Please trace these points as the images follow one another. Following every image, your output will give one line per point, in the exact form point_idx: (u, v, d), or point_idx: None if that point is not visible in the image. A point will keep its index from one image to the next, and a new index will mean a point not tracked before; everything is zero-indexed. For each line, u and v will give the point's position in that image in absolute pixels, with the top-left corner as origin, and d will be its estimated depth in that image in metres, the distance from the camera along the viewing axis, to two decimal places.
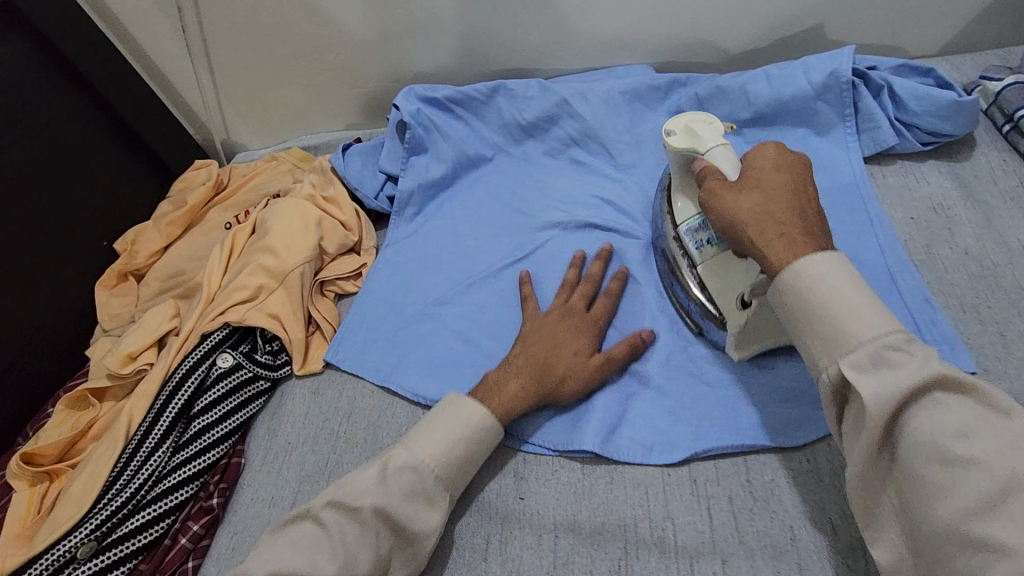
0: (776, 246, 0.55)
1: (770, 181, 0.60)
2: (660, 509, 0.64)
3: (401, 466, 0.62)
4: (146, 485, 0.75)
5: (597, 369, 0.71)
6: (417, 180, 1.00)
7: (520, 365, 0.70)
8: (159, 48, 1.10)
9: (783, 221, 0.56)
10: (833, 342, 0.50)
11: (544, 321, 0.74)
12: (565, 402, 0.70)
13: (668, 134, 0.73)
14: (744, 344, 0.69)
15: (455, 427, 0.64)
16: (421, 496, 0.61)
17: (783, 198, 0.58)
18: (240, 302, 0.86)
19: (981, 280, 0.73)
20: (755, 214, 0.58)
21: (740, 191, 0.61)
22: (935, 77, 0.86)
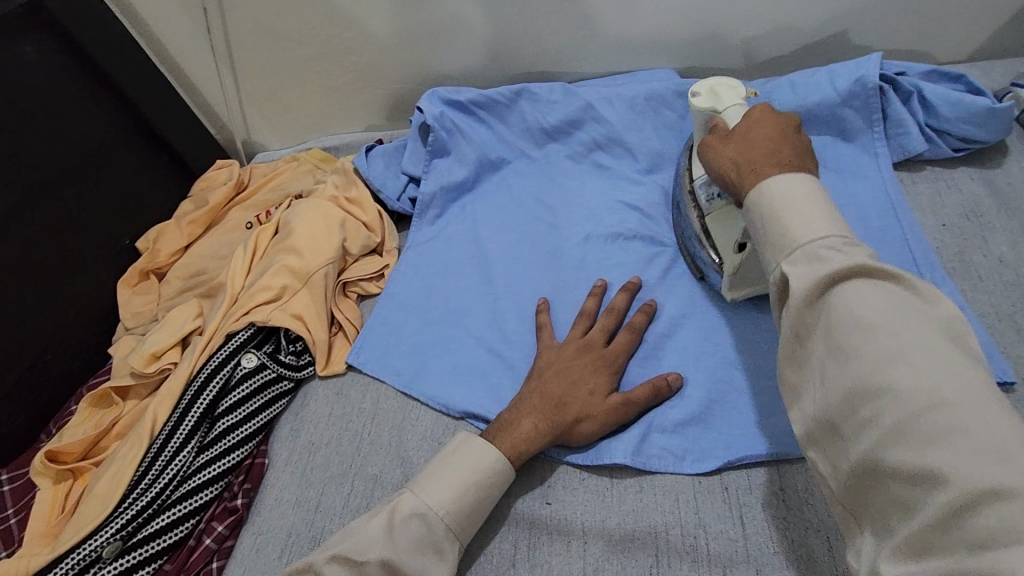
0: (749, 178, 0.56)
1: (753, 128, 0.60)
2: (691, 518, 0.63)
3: (407, 514, 0.61)
4: (170, 485, 0.75)
5: (614, 411, 0.67)
6: (440, 182, 0.99)
7: (534, 404, 0.68)
8: (182, 49, 1.11)
9: (755, 159, 0.57)
10: (784, 250, 0.51)
11: (557, 356, 0.72)
12: (581, 444, 0.68)
13: (691, 95, 0.71)
14: (737, 285, 0.74)
15: (465, 471, 0.63)
16: (423, 546, 0.60)
17: (764, 138, 0.58)
18: (265, 302, 0.86)
19: (1017, 289, 0.70)
20: (733, 158, 0.59)
21: (729, 143, 0.62)
22: (966, 83, 0.84)
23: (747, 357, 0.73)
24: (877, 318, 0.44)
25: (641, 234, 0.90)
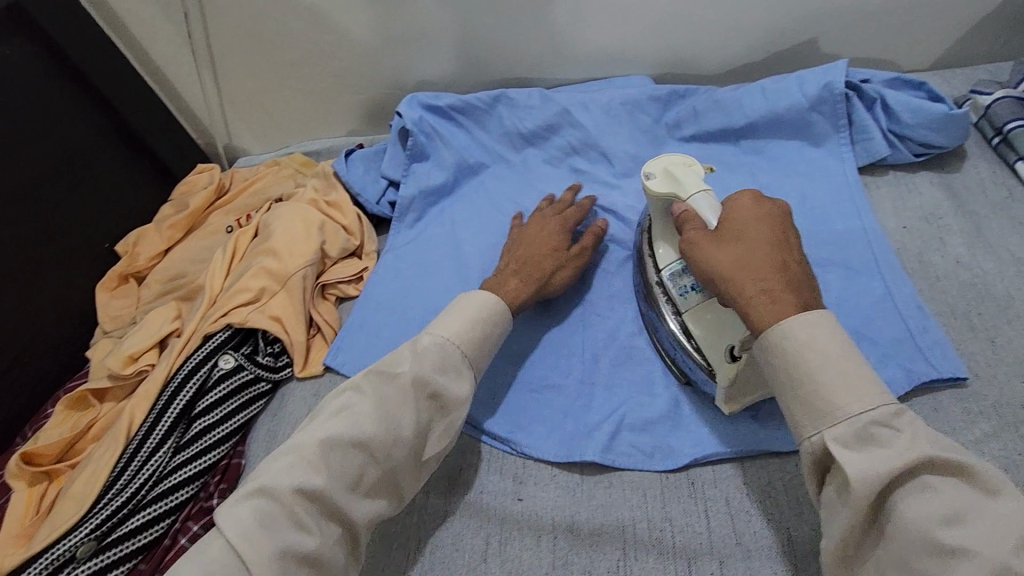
0: (760, 304, 0.54)
1: (752, 233, 0.59)
2: (658, 511, 0.65)
3: (427, 345, 0.67)
4: (146, 485, 0.75)
5: (575, 260, 0.82)
6: (418, 186, 1.01)
7: (511, 268, 0.79)
8: (163, 53, 1.11)
9: (765, 277, 0.55)
10: (819, 412, 0.50)
11: (524, 233, 0.85)
12: (554, 292, 0.80)
13: (646, 177, 0.72)
14: (735, 397, 0.66)
15: (468, 308, 0.71)
16: (447, 368, 0.66)
17: (766, 251, 0.57)
18: (243, 304, 0.87)
19: (972, 288, 0.72)
20: (734, 268, 0.56)
21: (721, 244, 0.59)
22: (927, 91, 0.87)
23: None
24: (940, 495, 0.45)
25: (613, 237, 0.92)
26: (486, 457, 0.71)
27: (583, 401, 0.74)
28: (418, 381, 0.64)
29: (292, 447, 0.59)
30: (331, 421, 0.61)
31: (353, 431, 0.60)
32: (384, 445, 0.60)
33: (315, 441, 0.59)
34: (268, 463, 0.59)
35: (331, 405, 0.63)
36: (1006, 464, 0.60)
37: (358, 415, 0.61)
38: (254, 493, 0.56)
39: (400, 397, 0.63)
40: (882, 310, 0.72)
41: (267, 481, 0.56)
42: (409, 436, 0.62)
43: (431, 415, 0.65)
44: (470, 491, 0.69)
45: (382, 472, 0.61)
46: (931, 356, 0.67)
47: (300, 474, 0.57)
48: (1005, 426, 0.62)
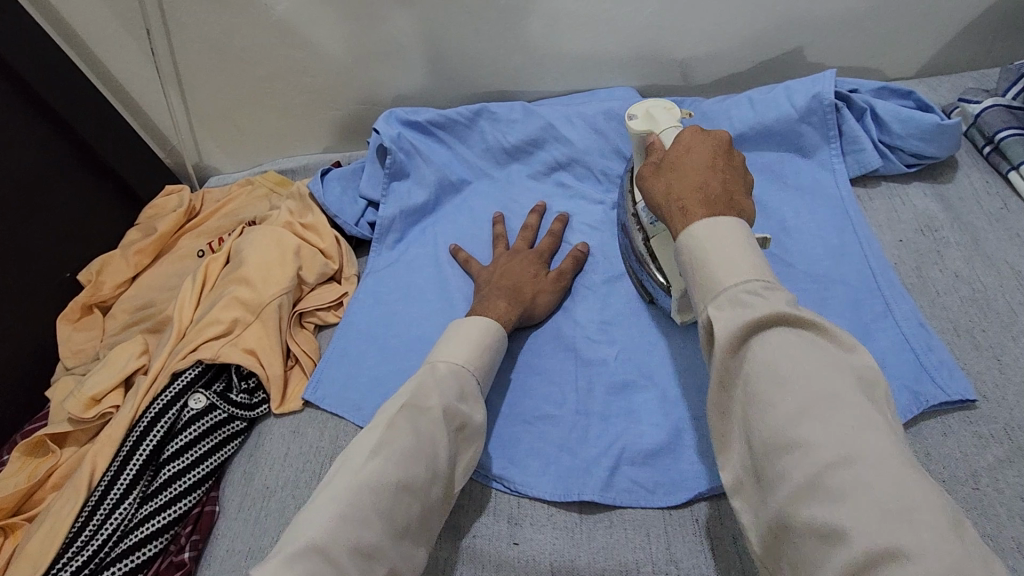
0: (678, 219, 0.54)
1: (688, 159, 0.58)
2: (662, 553, 0.61)
3: (444, 372, 0.64)
4: (110, 541, 0.70)
5: (556, 280, 0.80)
6: (399, 206, 0.97)
7: (498, 291, 0.77)
8: (126, 72, 1.05)
9: (683, 196, 0.55)
10: (710, 291, 0.49)
11: (500, 261, 0.83)
12: (540, 315, 0.78)
13: (628, 118, 0.70)
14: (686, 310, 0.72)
15: (468, 331, 0.69)
16: (467, 395, 0.64)
17: (695, 175, 0.56)
18: (214, 337, 0.82)
19: (973, 304, 0.70)
20: (670, 189, 0.57)
21: (660, 174, 0.59)
22: (916, 100, 0.85)
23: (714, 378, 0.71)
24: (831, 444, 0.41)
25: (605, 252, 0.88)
26: (479, 496, 0.67)
27: (578, 433, 0.70)
28: (450, 412, 0.61)
29: (333, 496, 0.53)
30: (372, 463, 0.55)
31: (398, 472, 0.56)
32: (426, 484, 0.58)
33: (360, 486, 0.54)
34: (307, 517, 0.52)
35: (364, 444, 0.58)
36: (1021, 492, 0.57)
37: (400, 451, 0.56)
38: (305, 552, 0.49)
39: (436, 431, 0.59)
40: (883, 328, 0.70)
41: (317, 537, 0.50)
42: (446, 469, 0.60)
43: (458, 445, 0.63)
44: (461, 535, 0.64)
45: (424, 512, 0.58)
46: (937, 377, 0.64)
47: (352, 529, 0.52)
48: (1016, 450, 0.60)
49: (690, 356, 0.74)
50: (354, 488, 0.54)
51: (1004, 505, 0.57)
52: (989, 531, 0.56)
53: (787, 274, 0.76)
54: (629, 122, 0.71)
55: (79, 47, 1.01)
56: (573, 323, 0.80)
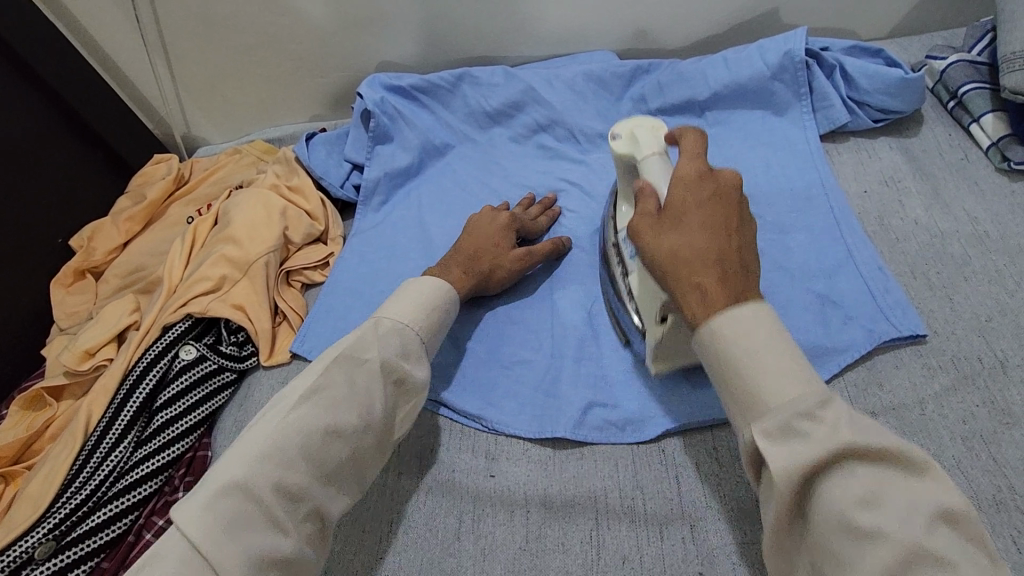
0: (691, 300, 0.50)
1: (692, 212, 0.54)
2: (629, 480, 0.65)
3: (387, 329, 0.65)
4: (106, 482, 0.73)
5: (516, 259, 0.79)
6: (383, 169, 0.99)
7: (455, 258, 0.77)
8: (112, 39, 1.06)
9: (694, 272, 0.51)
10: (751, 404, 0.46)
11: (475, 218, 0.82)
12: (499, 284, 0.79)
13: (612, 138, 0.69)
14: (667, 357, 0.66)
15: (419, 292, 0.69)
16: (409, 353, 0.65)
17: (701, 238, 0.52)
18: (203, 293, 0.84)
19: (930, 248, 0.73)
20: (673, 253, 0.52)
21: (662, 229, 0.54)
22: (885, 57, 0.87)
23: None
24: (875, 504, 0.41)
25: (579, 209, 0.91)
26: (458, 435, 0.71)
27: (553, 376, 0.73)
28: (389, 365, 0.63)
29: (260, 437, 0.56)
30: (302, 410, 0.58)
31: (327, 418, 0.58)
32: (359, 433, 0.60)
33: (286, 431, 0.56)
34: (234, 455, 0.55)
35: (297, 390, 0.60)
36: (964, 416, 0.61)
37: (328, 401, 0.59)
38: (228, 490, 0.53)
39: (372, 384, 0.62)
40: (844, 273, 0.73)
41: (241, 477, 0.53)
42: (380, 419, 0.62)
43: (397, 398, 0.65)
44: (440, 470, 0.68)
45: (355, 458, 0.60)
46: (892, 315, 0.68)
47: (276, 471, 0.54)
48: (962, 379, 0.63)
49: None
50: (277, 434, 0.56)
51: (948, 428, 0.60)
52: (933, 450, 0.59)
53: (754, 225, 0.79)
54: (613, 140, 0.70)
55: (66, 15, 1.02)
56: (552, 278, 0.82)
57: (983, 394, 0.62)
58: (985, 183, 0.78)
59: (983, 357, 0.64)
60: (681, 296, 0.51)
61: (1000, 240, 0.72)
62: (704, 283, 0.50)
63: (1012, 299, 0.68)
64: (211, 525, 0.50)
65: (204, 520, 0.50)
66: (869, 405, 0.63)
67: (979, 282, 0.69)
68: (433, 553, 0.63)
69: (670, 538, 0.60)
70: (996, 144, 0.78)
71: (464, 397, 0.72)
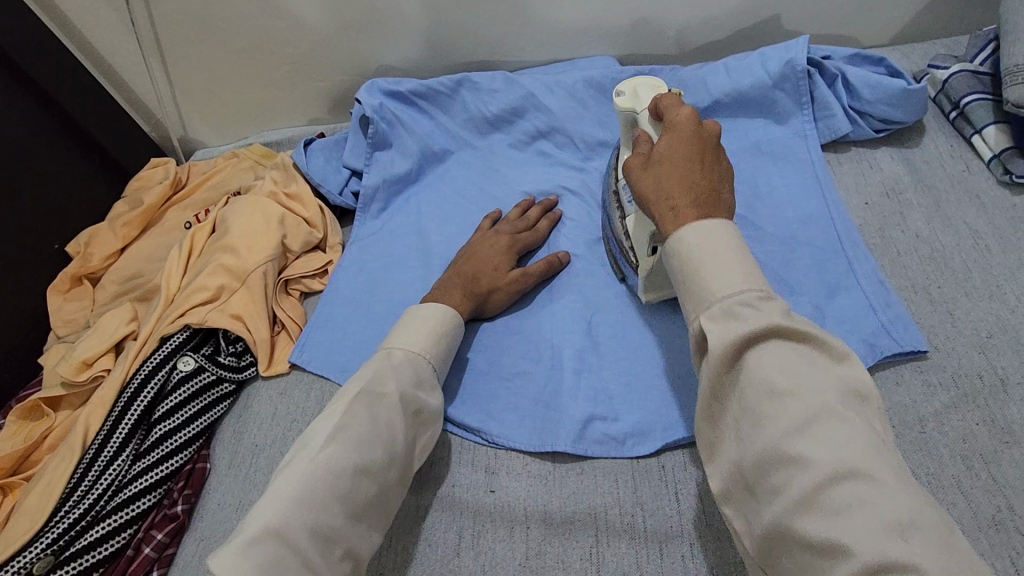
0: (665, 219, 0.54)
1: (680, 139, 0.56)
2: (629, 496, 0.65)
3: (401, 360, 0.67)
4: (104, 496, 0.73)
5: (516, 282, 0.79)
6: (382, 175, 0.98)
7: (455, 283, 0.77)
8: (108, 43, 1.05)
9: (672, 193, 0.54)
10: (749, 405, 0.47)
11: (475, 242, 0.83)
12: (501, 304, 0.79)
13: (616, 93, 0.72)
14: (656, 287, 0.74)
15: (425, 317, 0.71)
16: (424, 383, 0.67)
17: (682, 173, 0.55)
18: (201, 303, 0.84)
19: (931, 262, 0.73)
20: (657, 181, 0.55)
21: (648, 167, 0.57)
22: (886, 66, 0.87)
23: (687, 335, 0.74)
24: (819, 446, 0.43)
25: (580, 217, 0.90)
26: (458, 449, 0.71)
27: (554, 389, 0.73)
28: (407, 398, 0.65)
29: (291, 478, 0.56)
30: (329, 448, 0.58)
31: (357, 455, 0.59)
32: (384, 467, 0.61)
33: (317, 471, 0.56)
34: (267, 499, 0.55)
35: (321, 428, 0.60)
36: (964, 434, 0.61)
37: (358, 437, 0.60)
38: (262, 536, 0.52)
39: (393, 416, 0.63)
40: (845, 286, 0.73)
41: (275, 523, 0.53)
42: (404, 452, 0.63)
43: (416, 429, 0.66)
44: (440, 484, 0.68)
45: (382, 492, 0.61)
46: (892, 330, 0.68)
47: (311, 513, 0.54)
48: (962, 396, 0.63)
49: (662, 315, 0.77)
50: (310, 472, 0.56)
51: (948, 446, 0.60)
52: (933, 469, 0.59)
53: (754, 237, 0.79)
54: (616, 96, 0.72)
55: (61, 19, 1.01)
56: (553, 288, 0.82)
57: (983, 412, 0.62)
58: (986, 196, 0.78)
59: (983, 375, 0.64)
60: (658, 218, 0.54)
61: (1002, 255, 0.72)
62: (679, 207, 0.53)
63: (1012, 315, 0.67)
64: (249, 573, 0.49)
65: (242, 567, 0.49)
66: None
67: (979, 297, 0.69)
68: (432, 569, 0.63)
69: (670, 556, 0.61)
70: (998, 156, 0.78)
71: (464, 410, 0.72)
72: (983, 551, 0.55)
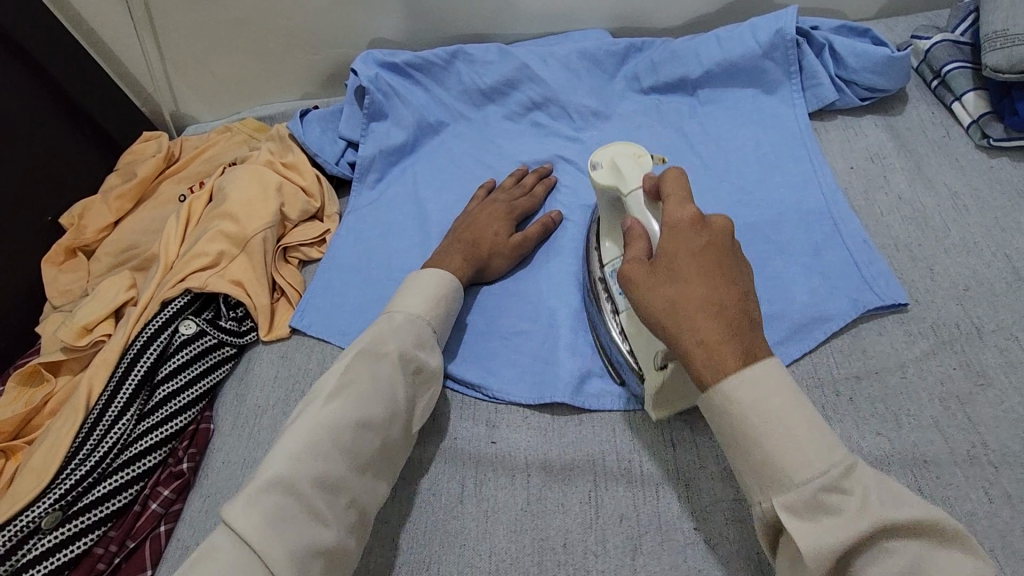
0: (694, 356, 0.49)
1: (694, 254, 0.53)
2: (627, 444, 0.67)
3: (402, 322, 0.68)
4: (111, 453, 0.74)
5: (515, 247, 0.81)
6: (378, 146, 0.99)
7: (455, 248, 0.79)
8: (99, 13, 1.05)
9: (696, 325, 0.50)
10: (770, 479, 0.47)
11: (473, 210, 0.85)
12: (498, 269, 0.81)
13: (593, 168, 0.69)
14: (663, 403, 0.65)
15: (428, 282, 0.72)
16: (424, 343, 0.68)
17: (699, 298, 0.50)
18: (201, 269, 0.85)
19: (913, 221, 0.76)
20: (676, 308, 0.51)
21: (657, 282, 0.53)
22: (871, 36, 0.90)
23: None
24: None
25: (573, 185, 0.92)
26: (459, 404, 0.73)
27: (550, 347, 0.75)
28: (406, 356, 0.66)
29: (295, 434, 0.58)
30: (332, 404, 0.60)
31: (357, 411, 0.60)
32: (387, 422, 0.62)
33: (321, 426, 0.58)
34: (274, 453, 0.57)
35: (325, 386, 0.62)
36: (942, 378, 0.64)
37: (359, 393, 0.61)
38: (269, 486, 0.54)
39: (394, 374, 0.64)
40: (831, 246, 0.75)
41: (281, 473, 0.55)
42: (405, 408, 0.64)
43: (417, 388, 0.67)
44: (443, 437, 0.70)
45: (386, 447, 0.62)
46: (875, 285, 0.71)
47: (314, 463, 0.57)
48: (941, 344, 0.66)
49: None
50: (313, 428, 0.58)
51: (927, 390, 0.64)
52: (913, 411, 0.63)
53: (743, 202, 0.81)
54: (593, 169, 0.70)
55: None
56: (548, 253, 0.84)
57: (959, 358, 0.65)
58: (965, 159, 0.81)
59: (961, 324, 0.67)
60: (686, 356, 0.50)
61: (979, 214, 0.75)
62: (707, 338, 0.49)
63: (988, 270, 0.71)
64: (255, 519, 0.52)
65: (251, 515, 0.53)
66: (854, 369, 0.66)
67: (958, 253, 0.73)
68: (438, 517, 0.65)
69: (666, 497, 0.63)
70: (976, 121, 0.81)
71: (465, 368, 0.74)
72: (959, 484, 0.58)
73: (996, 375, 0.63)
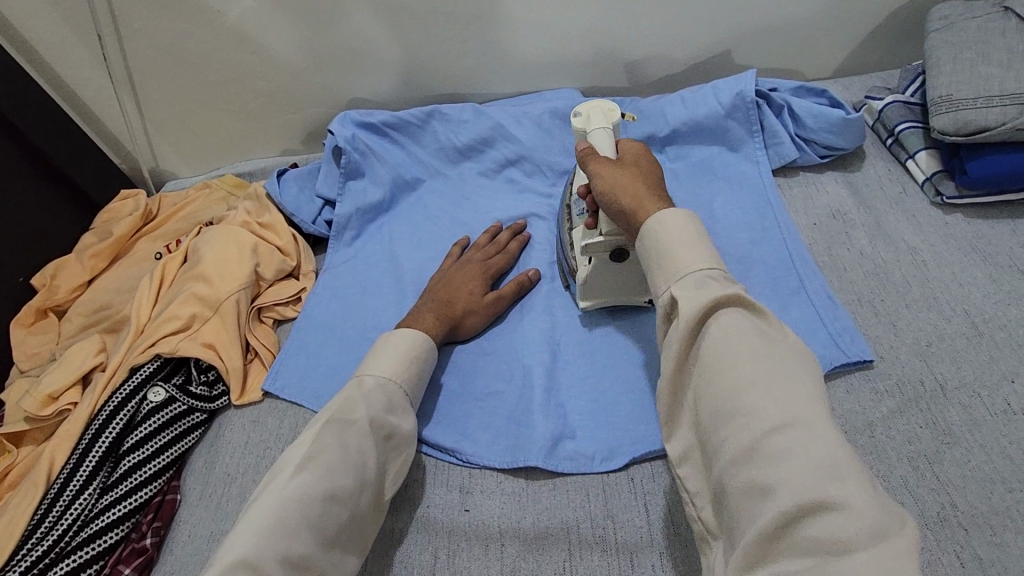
0: (647, 205, 0.61)
1: (642, 163, 0.68)
2: (601, 510, 0.66)
3: (371, 387, 0.67)
4: (71, 529, 0.72)
5: (490, 304, 0.81)
6: (355, 205, 1.00)
7: (429, 307, 0.79)
8: (79, 78, 1.06)
9: (649, 189, 0.63)
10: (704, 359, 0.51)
11: (448, 270, 0.85)
12: (472, 327, 0.81)
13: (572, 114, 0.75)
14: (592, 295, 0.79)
15: (399, 344, 0.72)
16: (395, 408, 0.68)
17: (652, 178, 0.65)
18: (172, 332, 0.84)
19: (875, 278, 0.78)
20: (621, 183, 0.64)
21: (619, 165, 0.67)
22: (827, 97, 0.93)
23: (652, 349, 0.77)
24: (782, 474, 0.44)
25: (545, 242, 0.93)
26: (433, 470, 0.72)
27: (525, 407, 0.75)
28: (377, 423, 0.65)
29: (257, 513, 0.56)
30: (298, 479, 0.58)
31: (323, 484, 0.59)
32: (354, 494, 0.61)
33: (282, 502, 0.57)
34: (236, 534, 0.55)
35: (292, 458, 0.61)
36: (910, 437, 0.65)
37: (326, 464, 0.60)
38: (233, 568, 0.52)
39: (365, 443, 0.63)
40: (797, 302, 0.77)
41: (243, 554, 0.53)
42: (373, 477, 0.63)
43: (388, 454, 0.66)
44: (415, 507, 0.69)
45: (353, 520, 0.61)
46: (841, 342, 0.72)
47: (275, 543, 0.54)
48: (906, 402, 0.67)
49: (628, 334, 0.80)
50: (277, 504, 0.56)
51: (895, 450, 0.64)
52: (882, 471, 0.63)
53: None
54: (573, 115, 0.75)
55: (32, 55, 1.02)
56: (522, 311, 0.84)
57: (925, 417, 0.66)
58: (922, 215, 0.84)
59: (924, 381, 0.68)
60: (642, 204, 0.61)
61: (937, 269, 0.78)
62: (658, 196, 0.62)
63: (949, 325, 0.72)
64: None
65: None
66: None
67: (919, 307, 0.74)
68: None
69: (641, 566, 0.62)
70: (930, 179, 0.84)
71: (439, 435, 0.73)
72: (930, 546, 0.58)
73: (961, 434, 0.64)
